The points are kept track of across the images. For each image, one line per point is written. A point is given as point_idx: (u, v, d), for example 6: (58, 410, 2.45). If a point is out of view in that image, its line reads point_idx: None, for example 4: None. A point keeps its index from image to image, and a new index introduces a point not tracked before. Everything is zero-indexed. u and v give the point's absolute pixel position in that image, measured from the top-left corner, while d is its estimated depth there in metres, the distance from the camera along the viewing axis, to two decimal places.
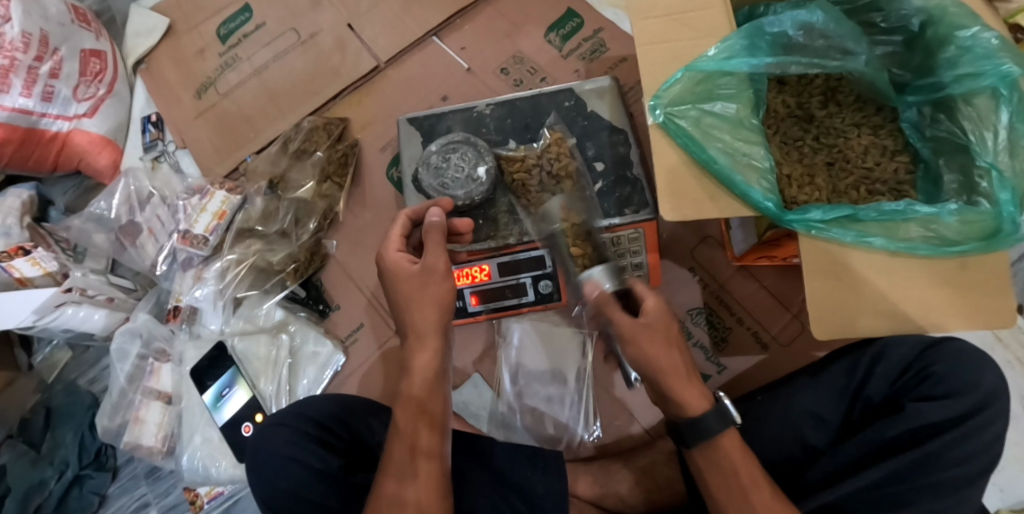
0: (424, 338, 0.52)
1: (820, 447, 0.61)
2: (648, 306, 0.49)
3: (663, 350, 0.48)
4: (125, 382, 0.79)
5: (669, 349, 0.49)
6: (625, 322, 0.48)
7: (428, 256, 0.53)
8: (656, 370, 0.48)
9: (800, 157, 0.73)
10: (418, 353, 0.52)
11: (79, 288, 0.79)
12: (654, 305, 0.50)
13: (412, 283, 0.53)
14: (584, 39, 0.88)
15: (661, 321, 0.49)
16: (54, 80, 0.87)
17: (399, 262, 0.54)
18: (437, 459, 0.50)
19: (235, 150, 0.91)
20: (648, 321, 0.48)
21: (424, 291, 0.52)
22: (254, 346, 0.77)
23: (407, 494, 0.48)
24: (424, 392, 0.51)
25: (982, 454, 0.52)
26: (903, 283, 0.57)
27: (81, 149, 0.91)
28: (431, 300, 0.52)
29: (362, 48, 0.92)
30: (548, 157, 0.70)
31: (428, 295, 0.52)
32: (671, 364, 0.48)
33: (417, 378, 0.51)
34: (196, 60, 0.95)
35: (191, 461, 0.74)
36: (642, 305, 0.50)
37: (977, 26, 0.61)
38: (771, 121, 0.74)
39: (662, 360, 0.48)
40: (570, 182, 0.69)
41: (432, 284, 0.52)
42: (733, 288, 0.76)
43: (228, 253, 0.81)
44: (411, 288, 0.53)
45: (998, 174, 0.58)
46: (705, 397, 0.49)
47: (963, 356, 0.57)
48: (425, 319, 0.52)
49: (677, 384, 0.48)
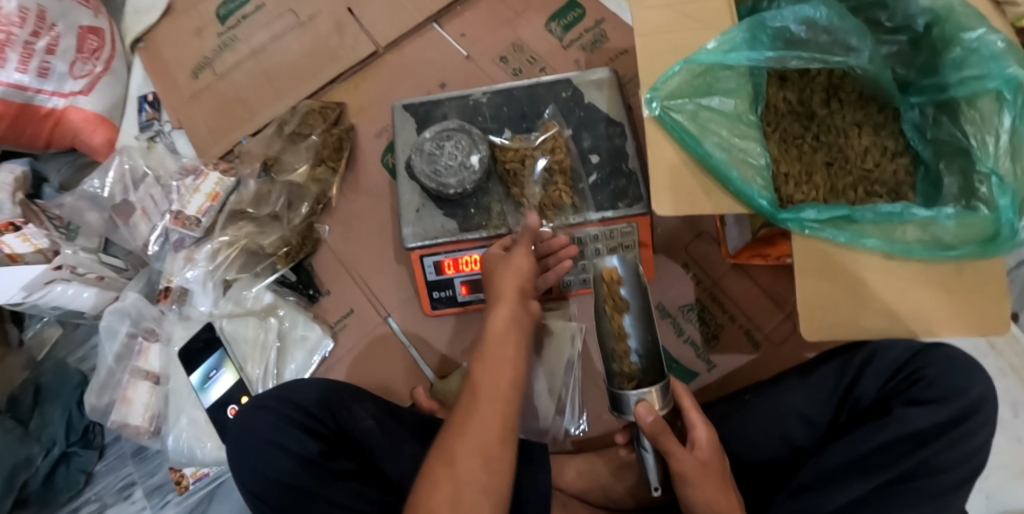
0: (502, 299, 0.59)
1: (805, 447, 0.61)
2: (702, 441, 0.56)
3: (722, 495, 0.54)
4: (114, 361, 0.79)
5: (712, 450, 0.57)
6: (688, 460, 0.54)
7: (520, 238, 0.64)
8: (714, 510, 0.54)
9: (800, 155, 0.71)
10: (497, 313, 0.59)
11: (69, 266, 0.78)
12: (705, 438, 0.56)
13: (503, 261, 0.62)
14: (585, 29, 0.87)
15: (707, 450, 0.56)
16: (51, 56, 0.86)
17: (496, 247, 0.64)
18: (509, 443, 0.50)
19: (231, 131, 0.90)
20: (708, 461, 0.55)
21: (512, 264, 0.61)
22: (242, 327, 0.75)
23: None
24: (502, 348, 0.56)
25: (969, 460, 0.52)
26: (896, 284, 0.56)
27: (76, 126, 0.91)
28: (516, 269, 0.60)
29: (362, 32, 0.91)
30: (543, 151, 0.69)
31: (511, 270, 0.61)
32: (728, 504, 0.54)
33: (496, 329, 0.57)
34: (193, 40, 0.95)
35: (177, 442, 0.74)
36: (695, 438, 0.56)
37: (984, 28, 0.60)
38: (772, 118, 0.72)
39: (720, 501, 0.54)
40: (564, 177, 0.69)
41: (518, 260, 0.61)
42: (727, 285, 0.75)
43: (220, 235, 0.81)
44: (504, 263, 0.62)
45: (998, 180, 0.57)
46: None
47: (954, 361, 0.56)
48: (507, 284, 0.60)
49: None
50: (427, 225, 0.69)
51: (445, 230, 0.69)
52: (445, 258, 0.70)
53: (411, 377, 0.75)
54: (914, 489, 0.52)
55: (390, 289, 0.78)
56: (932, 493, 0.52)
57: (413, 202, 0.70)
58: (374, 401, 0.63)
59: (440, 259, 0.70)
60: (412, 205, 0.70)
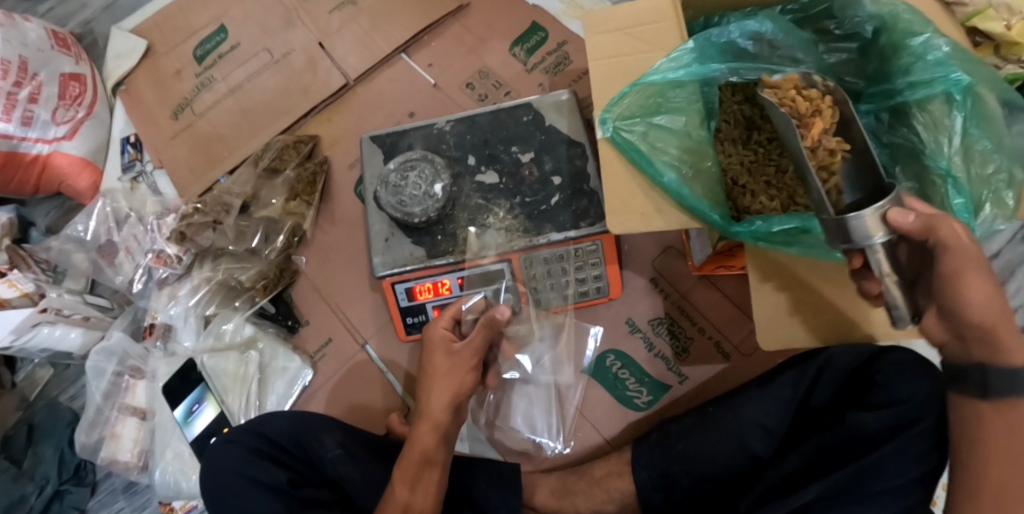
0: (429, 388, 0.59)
1: (765, 457, 0.60)
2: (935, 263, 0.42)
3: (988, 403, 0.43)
4: (102, 399, 0.81)
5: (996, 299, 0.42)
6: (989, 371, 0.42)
7: (467, 349, 0.61)
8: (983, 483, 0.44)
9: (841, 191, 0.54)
10: (441, 382, 0.59)
11: (54, 308, 0.82)
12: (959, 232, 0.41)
13: (446, 361, 0.60)
14: (548, 53, 0.90)
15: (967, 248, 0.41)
16: (34, 104, 0.90)
17: (443, 342, 0.61)
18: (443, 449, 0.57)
19: (209, 169, 0.92)
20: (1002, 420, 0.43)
21: (449, 374, 0.59)
22: (223, 362, 0.78)
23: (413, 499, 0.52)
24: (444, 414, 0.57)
25: (922, 462, 0.50)
26: (848, 292, 0.57)
27: (62, 171, 0.93)
28: (450, 381, 0.59)
29: (333, 66, 0.94)
30: (504, 190, 0.73)
31: (455, 377, 0.59)
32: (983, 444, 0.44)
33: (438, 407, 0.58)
34: (173, 81, 0.98)
35: (163, 475, 0.75)
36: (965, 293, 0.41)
37: (930, 32, 0.62)
38: (826, 112, 0.57)
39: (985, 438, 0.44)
40: (516, 213, 0.72)
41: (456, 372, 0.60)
42: (695, 296, 0.76)
43: (200, 272, 0.83)
44: (444, 366, 0.60)
45: (954, 181, 0.59)
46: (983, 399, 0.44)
47: (908, 364, 0.54)
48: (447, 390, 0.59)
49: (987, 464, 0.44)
50: (395, 253, 0.71)
51: (413, 257, 0.71)
52: (416, 285, 0.72)
53: (388, 401, 0.76)
54: (854, 499, 0.50)
55: (367, 318, 0.80)
56: (874, 499, 0.50)
57: (382, 231, 0.72)
58: (343, 431, 0.61)
59: (412, 286, 0.72)
60: (381, 235, 0.72)
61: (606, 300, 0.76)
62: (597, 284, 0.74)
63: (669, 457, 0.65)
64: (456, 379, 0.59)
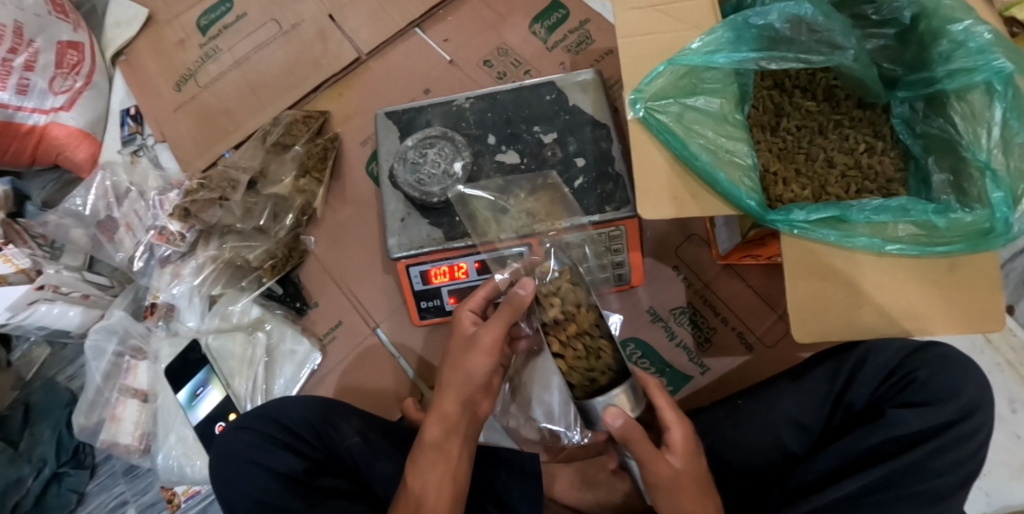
0: (440, 401, 0.53)
1: (798, 453, 0.59)
2: (676, 440, 0.48)
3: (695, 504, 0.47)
4: (102, 379, 0.78)
5: (701, 498, 0.47)
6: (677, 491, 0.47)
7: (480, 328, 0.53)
8: None
9: (596, 360, 0.52)
10: (464, 363, 0.53)
11: (52, 286, 0.78)
12: (681, 440, 0.48)
13: (461, 346, 0.55)
14: (569, 31, 0.87)
15: (688, 458, 0.48)
16: (31, 72, 0.85)
17: (463, 323, 0.57)
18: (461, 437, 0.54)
19: (215, 144, 0.88)
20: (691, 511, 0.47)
21: (465, 360, 0.53)
22: (229, 343, 0.75)
23: (428, 496, 0.48)
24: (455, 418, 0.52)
25: (961, 465, 0.51)
26: (887, 284, 0.55)
27: (59, 142, 0.90)
28: (466, 369, 0.53)
29: (344, 40, 0.90)
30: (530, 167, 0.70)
31: (466, 366, 0.53)
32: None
33: (451, 397, 0.53)
34: (175, 51, 0.94)
35: (166, 460, 0.73)
36: (669, 439, 0.48)
37: (970, 20, 0.59)
38: (579, 317, 0.55)
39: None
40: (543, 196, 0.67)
41: (472, 354, 0.53)
42: (718, 287, 0.75)
43: (204, 250, 0.80)
44: (458, 351, 0.55)
45: (992, 174, 0.56)
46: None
47: (947, 363, 0.55)
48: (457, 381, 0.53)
49: None
50: (412, 234, 0.68)
51: (430, 239, 0.68)
52: (432, 268, 0.69)
53: (401, 386, 0.74)
54: (895, 495, 0.50)
55: (380, 301, 0.77)
56: (911, 499, 0.50)
57: (398, 211, 0.69)
58: (360, 416, 0.60)
59: (427, 269, 0.69)
60: (397, 215, 0.69)
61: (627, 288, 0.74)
62: (620, 271, 0.71)
63: None
64: (467, 367, 0.53)
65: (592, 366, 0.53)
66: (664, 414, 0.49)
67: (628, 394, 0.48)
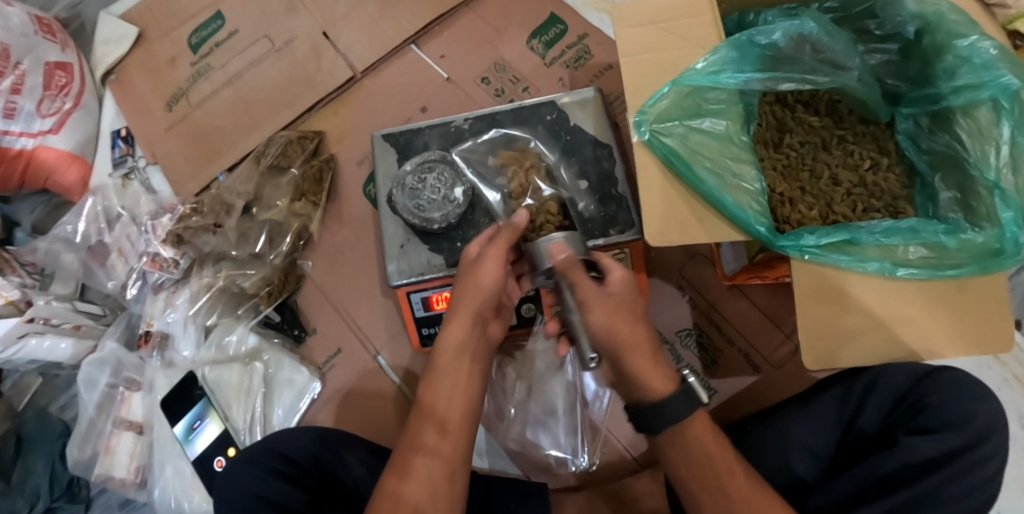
0: (453, 316, 0.52)
1: (810, 480, 0.58)
2: (615, 277, 0.50)
3: (627, 326, 0.49)
4: (95, 412, 0.77)
5: (633, 325, 0.49)
6: (591, 289, 0.49)
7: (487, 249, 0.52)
8: (619, 343, 0.48)
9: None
10: (470, 287, 0.52)
11: (42, 318, 0.76)
12: (620, 277, 0.50)
13: (467, 269, 0.53)
14: (568, 46, 0.85)
15: (627, 295, 0.50)
16: (18, 95, 0.83)
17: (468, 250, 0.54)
18: None
19: (208, 165, 0.86)
20: (625, 338, 0.48)
21: (473, 280, 0.52)
22: (226, 373, 0.73)
23: (406, 492, 0.45)
24: (448, 366, 0.51)
25: (977, 492, 0.50)
26: (899, 310, 0.54)
27: (48, 165, 0.88)
28: (474, 287, 0.52)
29: (338, 56, 0.89)
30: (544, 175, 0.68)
31: (475, 280, 0.52)
32: (633, 339, 0.49)
33: (455, 329, 0.52)
34: (166, 70, 0.92)
35: (163, 494, 0.71)
36: (608, 276, 0.50)
37: (976, 35, 0.58)
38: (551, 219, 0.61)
39: (628, 348, 0.49)
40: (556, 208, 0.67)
41: (480, 269, 0.52)
42: (725, 308, 0.74)
43: (199, 277, 0.78)
44: (466, 272, 0.53)
45: (1001, 192, 0.54)
46: (669, 380, 0.49)
47: (959, 385, 0.54)
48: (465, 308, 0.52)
49: (637, 357, 0.49)
50: (412, 260, 0.67)
51: (431, 265, 0.66)
52: (434, 294, 0.67)
53: (401, 413, 0.72)
54: None
55: (379, 326, 0.76)
56: None
57: (397, 236, 0.67)
58: (365, 447, 0.60)
59: (428, 295, 0.67)
60: (395, 240, 0.67)
61: None
62: None
63: None
64: (478, 279, 0.52)
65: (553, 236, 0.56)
66: (604, 264, 0.51)
67: (574, 239, 0.52)
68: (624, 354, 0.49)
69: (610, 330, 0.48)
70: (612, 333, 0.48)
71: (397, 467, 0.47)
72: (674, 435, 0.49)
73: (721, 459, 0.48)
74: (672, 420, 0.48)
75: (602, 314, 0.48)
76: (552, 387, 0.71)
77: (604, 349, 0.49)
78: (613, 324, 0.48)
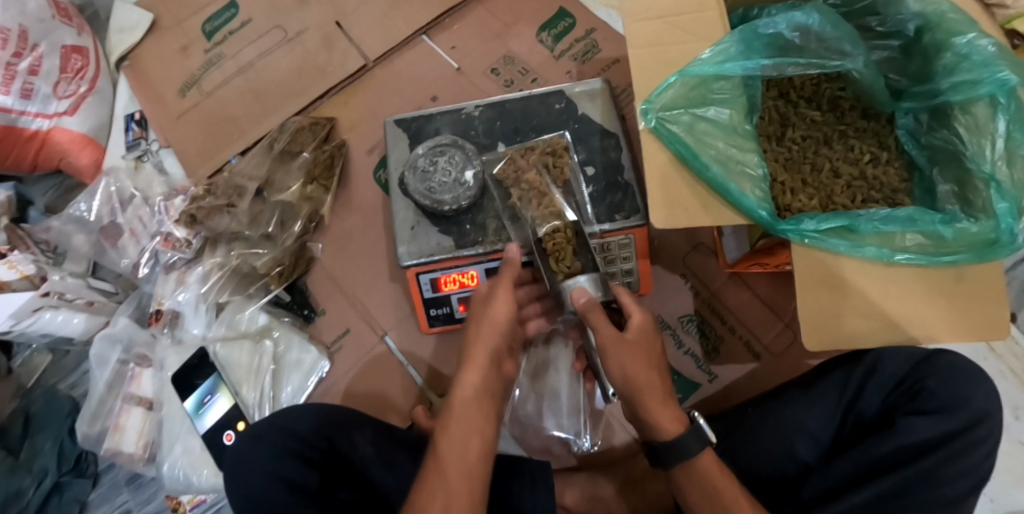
0: (470, 360, 0.53)
1: (810, 463, 0.60)
2: (634, 322, 0.54)
3: (644, 370, 0.52)
4: (105, 389, 0.78)
5: (648, 369, 0.53)
6: (609, 334, 0.52)
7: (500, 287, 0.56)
8: (636, 388, 0.52)
9: (569, 254, 0.60)
10: (484, 325, 0.54)
11: (56, 292, 0.78)
12: (639, 322, 0.54)
13: (480, 307, 0.56)
14: (576, 40, 0.87)
15: (642, 340, 0.53)
16: (34, 76, 0.85)
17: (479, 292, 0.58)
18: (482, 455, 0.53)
19: (220, 150, 0.88)
20: (645, 382, 0.52)
21: (489, 317, 0.54)
22: (236, 353, 0.74)
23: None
24: (465, 407, 0.51)
25: (971, 473, 0.51)
26: (897, 296, 0.55)
27: (62, 147, 0.89)
28: (491, 324, 0.54)
29: (350, 47, 0.90)
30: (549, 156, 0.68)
31: (490, 316, 0.54)
32: (648, 384, 0.52)
33: (472, 370, 0.52)
34: (179, 57, 0.93)
35: (172, 470, 0.72)
36: (629, 321, 0.54)
37: (974, 33, 0.60)
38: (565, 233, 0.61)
39: (642, 381, 0.52)
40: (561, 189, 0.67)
41: (494, 303, 0.55)
42: (726, 297, 0.75)
43: (211, 257, 0.79)
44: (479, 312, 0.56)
45: (997, 185, 0.56)
46: (678, 421, 0.53)
47: (956, 370, 0.55)
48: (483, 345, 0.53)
49: (654, 407, 0.53)
50: (421, 242, 0.68)
51: (440, 247, 0.67)
52: (442, 276, 0.69)
53: (408, 395, 0.74)
54: (908, 503, 0.51)
55: (387, 309, 0.77)
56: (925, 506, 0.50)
57: (408, 219, 0.69)
58: (374, 427, 0.60)
59: (436, 277, 0.69)
60: (406, 223, 0.69)
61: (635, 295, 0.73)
62: (628, 279, 0.71)
63: None
64: (493, 316, 0.54)
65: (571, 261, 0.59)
66: (626, 307, 0.55)
67: (595, 281, 0.57)
68: (640, 399, 0.53)
69: (628, 378, 0.52)
70: (628, 379, 0.52)
71: (415, 508, 0.46)
72: (687, 475, 0.52)
73: (726, 490, 0.51)
74: (686, 459, 0.52)
75: (624, 363, 0.52)
76: (558, 373, 0.73)
77: (621, 390, 0.53)
78: (635, 372, 0.52)
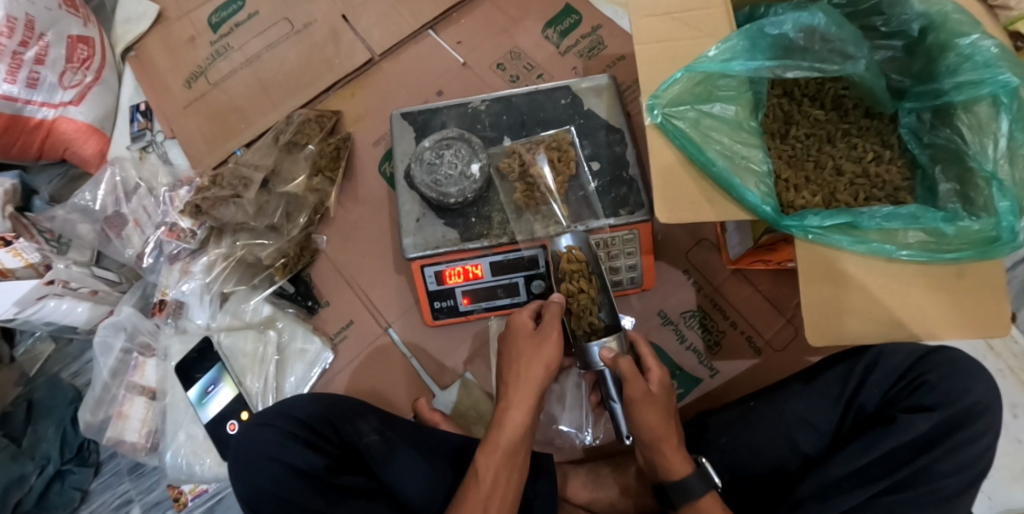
0: (515, 399, 0.56)
1: (812, 456, 0.60)
2: (654, 376, 0.57)
3: (661, 420, 0.55)
4: (109, 376, 0.78)
5: (667, 421, 0.56)
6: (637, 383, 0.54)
7: (547, 324, 0.59)
8: (655, 437, 0.55)
9: (592, 314, 0.62)
10: (529, 363, 0.57)
11: (61, 280, 0.78)
12: (659, 375, 0.58)
13: (528, 342, 0.59)
14: (582, 36, 0.88)
15: (663, 395, 0.57)
16: (41, 66, 0.84)
17: (523, 322, 0.60)
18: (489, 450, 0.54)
19: (225, 141, 0.88)
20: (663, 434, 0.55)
21: (537, 353, 0.58)
22: (240, 341, 0.75)
23: None
24: (512, 443, 0.54)
25: (969, 467, 0.52)
26: (898, 292, 0.56)
27: (67, 136, 0.89)
28: (541, 361, 0.57)
29: (357, 40, 0.91)
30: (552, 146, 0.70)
31: (540, 357, 0.58)
32: (666, 433, 0.55)
33: (518, 408, 0.55)
34: (186, 48, 0.93)
35: (174, 458, 0.72)
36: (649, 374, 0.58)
37: (977, 34, 0.61)
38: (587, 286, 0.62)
39: (660, 429, 0.55)
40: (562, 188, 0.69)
41: (544, 347, 0.58)
42: (728, 292, 0.76)
43: (216, 247, 0.80)
44: (527, 346, 0.59)
45: (998, 183, 0.56)
46: (687, 462, 0.55)
47: (956, 365, 0.55)
48: (530, 374, 0.57)
49: (669, 451, 0.55)
50: (427, 234, 0.68)
51: (445, 240, 0.68)
52: (446, 268, 0.69)
53: (411, 387, 0.74)
54: (908, 497, 0.51)
55: (391, 301, 0.77)
56: (923, 499, 0.51)
57: (413, 211, 0.69)
58: (378, 416, 0.61)
59: (441, 270, 0.69)
60: (411, 215, 0.69)
61: (639, 290, 0.73)
62: (631, 274, 0.71)
63: (710, 451, 0.64)
64: (541, 358, 0.57)
65: (590, 315, 0.62)
66: (647, 360, 0.59)
67: (619, 339, 0.59)
68: (657, 447, 0.55)
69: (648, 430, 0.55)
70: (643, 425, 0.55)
71: None
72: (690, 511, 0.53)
73: None
74: (690, 499, 0.53)
75: (644, 415, 0.55)
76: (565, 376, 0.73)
77: (643, 436, 0.56)
78: (654, 425, 0.55)
